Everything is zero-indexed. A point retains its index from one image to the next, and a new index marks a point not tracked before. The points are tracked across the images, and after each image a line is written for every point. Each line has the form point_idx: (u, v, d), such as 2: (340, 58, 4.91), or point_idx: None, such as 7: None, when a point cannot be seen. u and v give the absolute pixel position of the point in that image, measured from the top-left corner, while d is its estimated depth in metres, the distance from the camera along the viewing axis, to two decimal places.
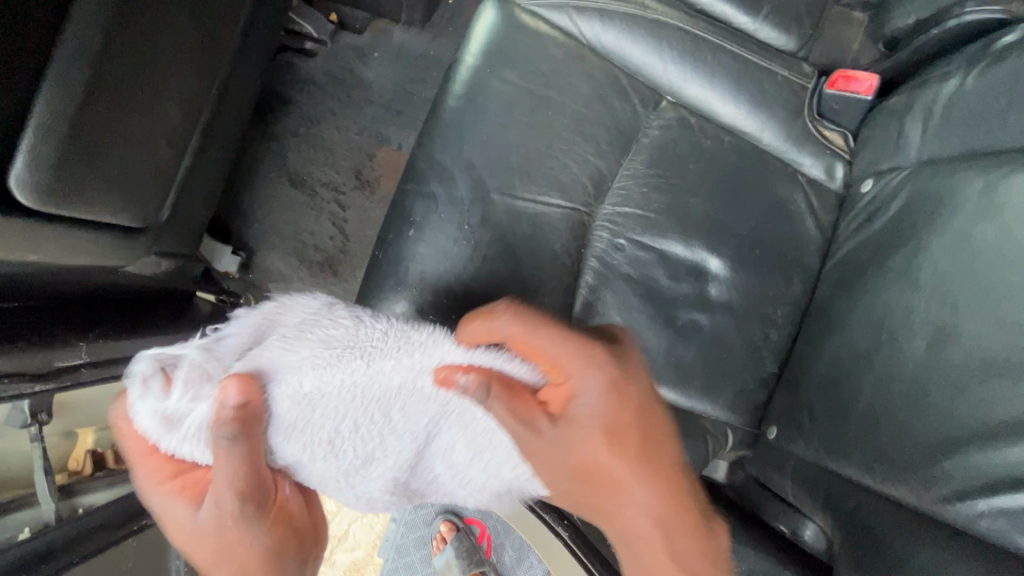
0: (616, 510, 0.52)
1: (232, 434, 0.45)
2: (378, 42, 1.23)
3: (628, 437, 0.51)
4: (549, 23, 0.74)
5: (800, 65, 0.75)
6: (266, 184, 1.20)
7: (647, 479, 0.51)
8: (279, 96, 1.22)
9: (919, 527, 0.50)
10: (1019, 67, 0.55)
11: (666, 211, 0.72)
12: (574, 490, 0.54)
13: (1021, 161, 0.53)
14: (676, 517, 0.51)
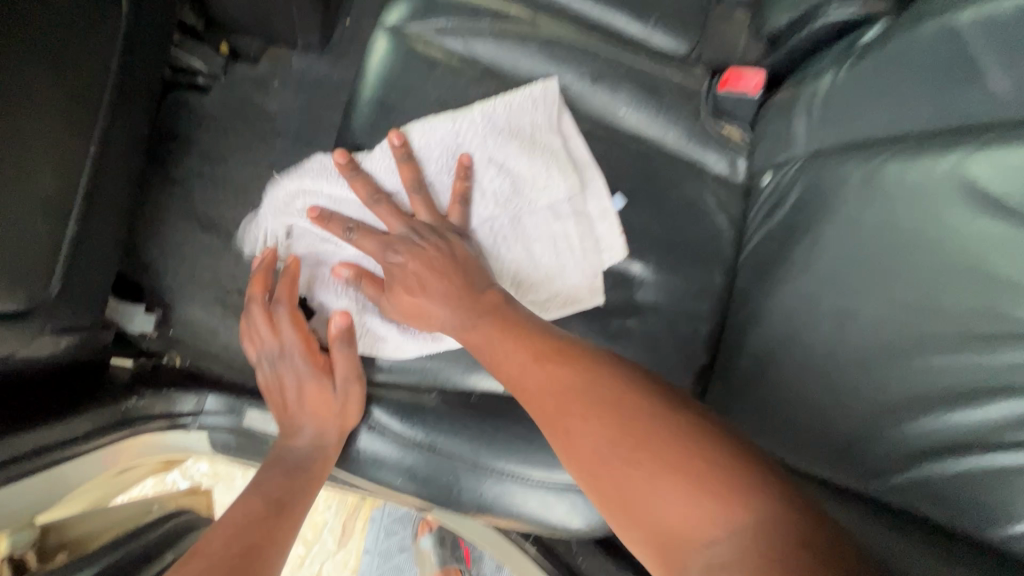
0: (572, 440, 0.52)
1: (347, 343, 0.73)
2: (276, 72, 1.18)
3: (548, 376, 0.56)
4: (444, 48, 0.74)
5: (691, 68, 0.77)
6: (173, 232, 1.12)
7: (598, 458, 0.50)
8: (174, 137, 1.14)
9: (849, 505, 0.51)
10: (879, 63, 0.59)
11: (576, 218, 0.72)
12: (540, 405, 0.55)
13: (894, 149, 0.57)
14: (651, 446, 0.47)
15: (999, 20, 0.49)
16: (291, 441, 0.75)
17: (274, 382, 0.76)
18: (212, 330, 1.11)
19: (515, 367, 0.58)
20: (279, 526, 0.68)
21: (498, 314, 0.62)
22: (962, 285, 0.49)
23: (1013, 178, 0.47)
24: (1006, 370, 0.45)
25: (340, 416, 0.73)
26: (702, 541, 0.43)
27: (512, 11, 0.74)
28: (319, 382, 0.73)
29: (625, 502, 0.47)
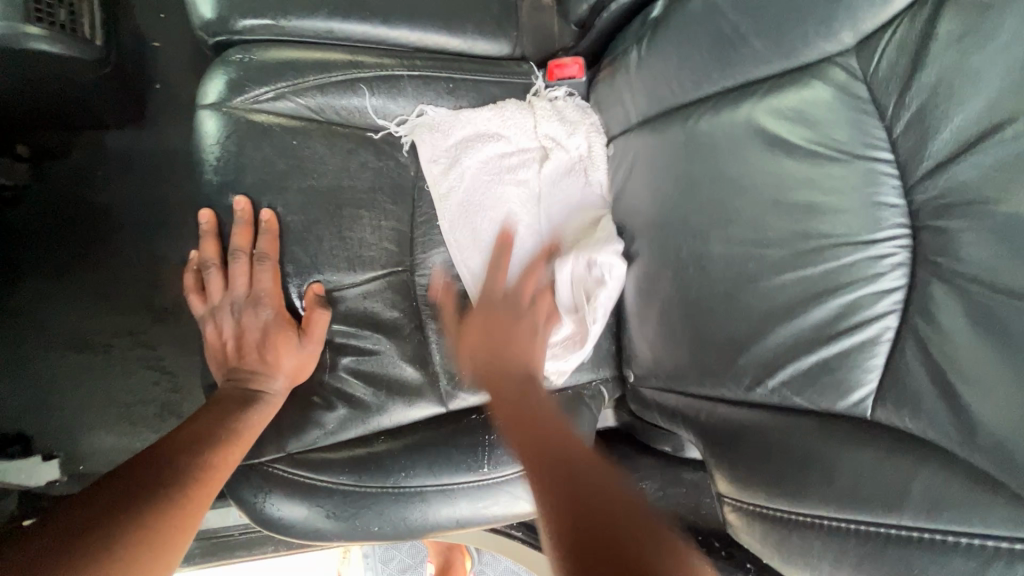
0: (542, 455, 0.53)
1: (281, 256, 0.73)
2: (95, 162, 1.06)
3: (532, 412, 0.60)
4: (277, 112, 0.72)
5: (518, 65, 0.80)
6: (45, 365, 1.03)
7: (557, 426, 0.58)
8: (6, 262, 1.04)
9: (755, 412, 0.59)
10: (669, 39, 0.65)
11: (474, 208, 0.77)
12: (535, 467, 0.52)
13: (702, 109, 0.64)
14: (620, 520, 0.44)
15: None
16: (243, 380, 0.71)
17: (230, 331, 0.73)
18: (126, 449, 1.04)
19: (520, 435, 0.58)
20: (215, 439, 0.65)
21: (526, 430, 0.58)
22: (777, 216, 0.58)
23: (789, 120, 0.57)
24: (821, 279, 0.55)
25: (297, 369, 0.73)
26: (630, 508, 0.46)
27: (335, 57, 0.72)
28: (281, 321, 0.72)
29: (565, 506, 0.46)
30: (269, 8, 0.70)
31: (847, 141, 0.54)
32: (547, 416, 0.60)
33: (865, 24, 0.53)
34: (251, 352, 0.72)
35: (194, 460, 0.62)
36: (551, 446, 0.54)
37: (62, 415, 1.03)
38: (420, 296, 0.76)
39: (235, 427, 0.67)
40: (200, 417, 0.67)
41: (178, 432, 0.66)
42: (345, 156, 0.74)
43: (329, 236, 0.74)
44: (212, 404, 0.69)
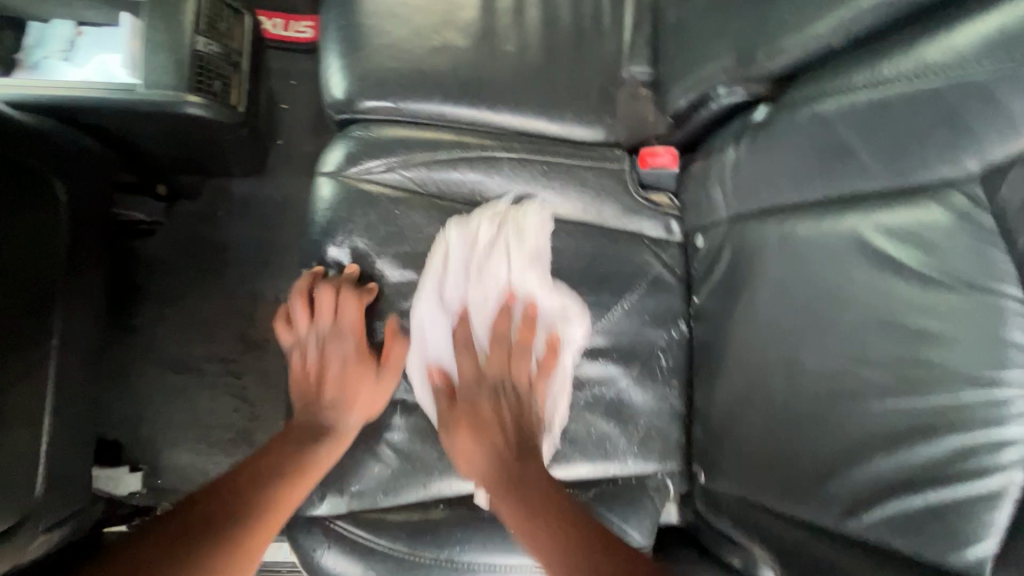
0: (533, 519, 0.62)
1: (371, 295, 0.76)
2: (217, 204, 1.18)
3: (528, 496, 0.64)
4: (383, 183, 0.78)
5: (611, 151, 0.82)
6: (146, 382, 1.14)
7: (560, 539, 0.59)
8: (129, 285, 1.15)
9: (841, 545, 0.55)
10: (771, 139, 0.65)
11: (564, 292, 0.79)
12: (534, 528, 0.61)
13: (805, 213, 0.63)
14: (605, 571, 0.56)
15: (860, 105, 0.57)
16: (320, 413, 0.74)
17: (314, 364, 0.77)
18: (202, 468, 1.12)
19: (514, 481, 0.66)
20: (290, 468, 0.69)
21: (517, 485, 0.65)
22: (879, 336, 0.55)
23: (901, 240, 0.55)
24: (936, 414, 0.50)
25: (370, 404, 0.74)
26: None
27: (442, 137, 0.78)
28: (366, 357, 0.76)
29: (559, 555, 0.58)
30: (392, 91, 0.77)
31: (969, 271, 0.50)
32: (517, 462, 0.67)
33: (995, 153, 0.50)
34: (330, 384, 0.75)
35: (251, 513, 0.64)
36: (524, 497, 0.64)
37: (151, 429, 1.13)
38: None
39: (300, 471, 0.69)
40: (282, 444, 0.71)
41: (242, 471, 0.68)
42: (437, 224, 0.78)
43: (414, 299, 0.78)
44: (298, 430, 0.73)
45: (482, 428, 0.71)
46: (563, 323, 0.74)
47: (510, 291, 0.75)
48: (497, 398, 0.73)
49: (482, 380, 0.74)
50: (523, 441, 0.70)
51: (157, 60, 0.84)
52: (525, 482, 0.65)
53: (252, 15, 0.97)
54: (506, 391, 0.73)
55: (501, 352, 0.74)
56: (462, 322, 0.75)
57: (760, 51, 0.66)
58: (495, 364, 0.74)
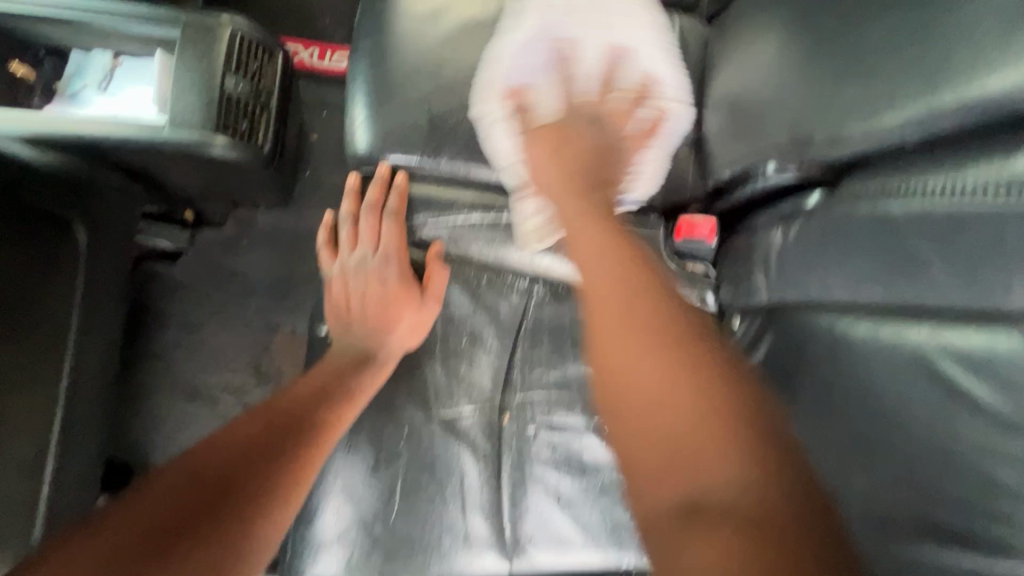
0: (621, 366, 0.48)
1: (431, 237, 0.77)
2: (242, 232, 1.17)
3: (628, 322, 0.50)
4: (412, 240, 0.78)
5: (643, 217, 0.78)
6: (159, 408, 1.13)
7: (722, 442, 0.42)
8: (151, 310, 1.15)
9: None
10: (823, 227, 0.59)
11: (581, 374, 0.76)
12: (617, 358, 0.49)
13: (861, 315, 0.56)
14: (692, 396, 0.44)
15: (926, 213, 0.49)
16: (357, 340, 0.75)
17: (355, 286, 0.78)
18: None
19: (610, 298, 0.53)
20: (326, 400, 0.70)
21: (624, 292, 0.53)
22: (946, 471, 0.49)
23: (972, 371, 0.47)
24: None
25: (412, 330, 0.75)
26: (781, 479, 0.40)
27: (465, 197, 0.75)
28: (408, 287, 0.76)
29: (633, 402, 0.47)
30: (418, 146, 0.73)
31: None
32: (613, 278, 0.54)
33: None
34: (372, 318, 0.76)
35: (285, 439, 0.65)
36: (640, 312, 0.51)
37: (161, 456, 1.12)
38: (503, 439, 0.75)
39: (331, 414, 0.69)
40: (317, 373, 0.72)
41: (288, 397, 0.69)
42: (462, 289, 0.76)
43: (433, 363, 0.76)
44: (334, 358, 0.74)
45: (623, 294, 0.52)
46: (659, 88, 0.74)
47: (615, 49, 0.74)
48: (570, 134, 0.72)
49: (584, 128, 0.73)
50: (600, 182, 0.69)
51: (187, 100, 0.83)
52: (671, 401, 0.45)
53: (284, 53, 0.95)
54: (598, 130, 0.73)
55: (549, 119, 0.74)
56: (526, 109, 0.74)
57: (817, 134, 0.57)
58: (586, 110, 0.74)
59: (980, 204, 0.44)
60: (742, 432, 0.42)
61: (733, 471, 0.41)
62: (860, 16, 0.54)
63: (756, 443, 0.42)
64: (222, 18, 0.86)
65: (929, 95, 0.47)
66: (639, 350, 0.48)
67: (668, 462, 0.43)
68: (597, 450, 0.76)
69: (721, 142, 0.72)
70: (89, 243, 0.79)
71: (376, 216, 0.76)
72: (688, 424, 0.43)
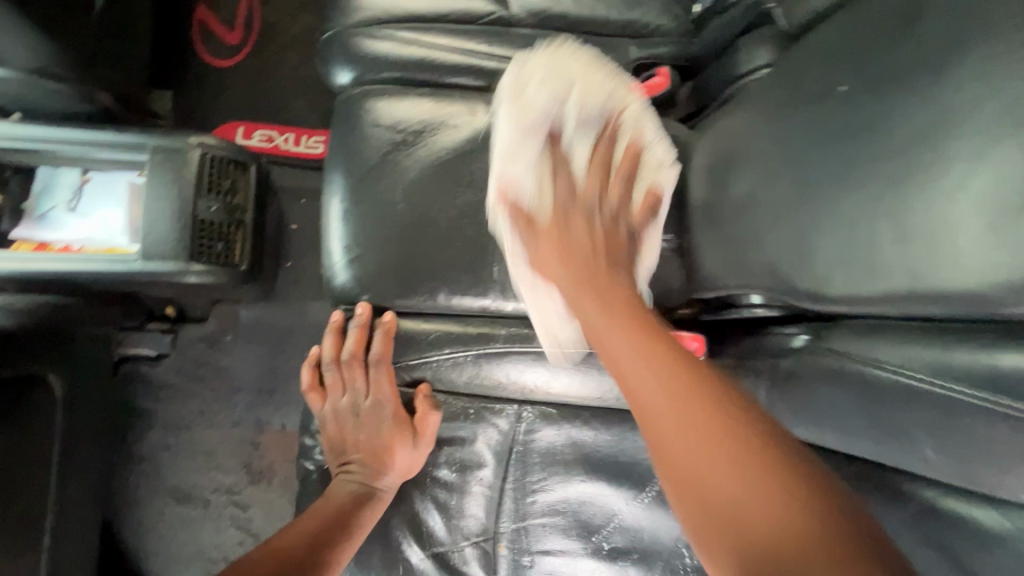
0: (653, 423, 0.47)
1: (415, 375, 0.75)
2: (227, 327, 1.15)
3: (691, 409, 0.46)
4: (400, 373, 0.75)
5: None
6: (151, 513, 1.11)
7: (770, 514, 0.39)
8: (136, 412, 1.13)
9: None
10: (813, 379, 0.56)
11: (579, 501, 0.72)
12: (674, 387, 0.48)
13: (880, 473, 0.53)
14: (742, 452, 0.42)
15: (915, 396, 0.47)
16: (349, 484, 0.72)
17: (344, 428, 0.76)
18: None
19: (643, 387, 0.50)
20: (329, 537, 0.66)
21: (687, 372, 0.49)
22: None
23: (971, 557, 0.46)
24: None
25: (407, 467, 0.74)
26: (846, 516, 0.38)
27: (450, 328, 0.72)
28: (400, 427, 0.73)
29: (661, 425, 0.47)
30: (396, 284, 0.71)
31: None
32: (718, 403, 0.46)
33: None
34: (366, 461, 0.73)
35: None
36: (688, 367, 0.49)
37: (156, 562, 1.10)
38: (499, 571, 0.73)
39: (318, 567, 0.64)
40: (318, 510, 0.69)
41: (290, 533, 0.67)
42: (452, 420, 0.74)
43: (423, 495, 0.75)
44: (331, 496, 0.71)
45: (673, 374, 0.49)
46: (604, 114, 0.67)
47: (553, 131, 0.66)
48: (596, 245, 0.63)
49: (576, 194, 0.66)
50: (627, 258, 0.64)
51: (159, 229, 0.81)
52: (727, 471, 0.42)
53: (256, 163, 0.93)
54: (596, 176, 0.66)
55: (582, 181, 0.67)
56: (550, 146, 0.66)
57: (799, 286, 0.56)
58: (585, 157, 0.67)
59: (970, 399, 0.43)
60: (786, 454, 0.42)
61: (819, 533, 0.37)
62: (834, 171, 0.52)
63: (801, 464, 0.41)
64: (191, 138, 0.84)
65: (908, 279, 0.46)
66: (658, 406, 0.47)
67: (734, 473, 0.41)
68: (597, 569, 0.72)
69: (706, 263, 0.70)
70: (62, 392, 0.81)
71: (357, 360, 0.74)
72: (737, 462, 0.42)
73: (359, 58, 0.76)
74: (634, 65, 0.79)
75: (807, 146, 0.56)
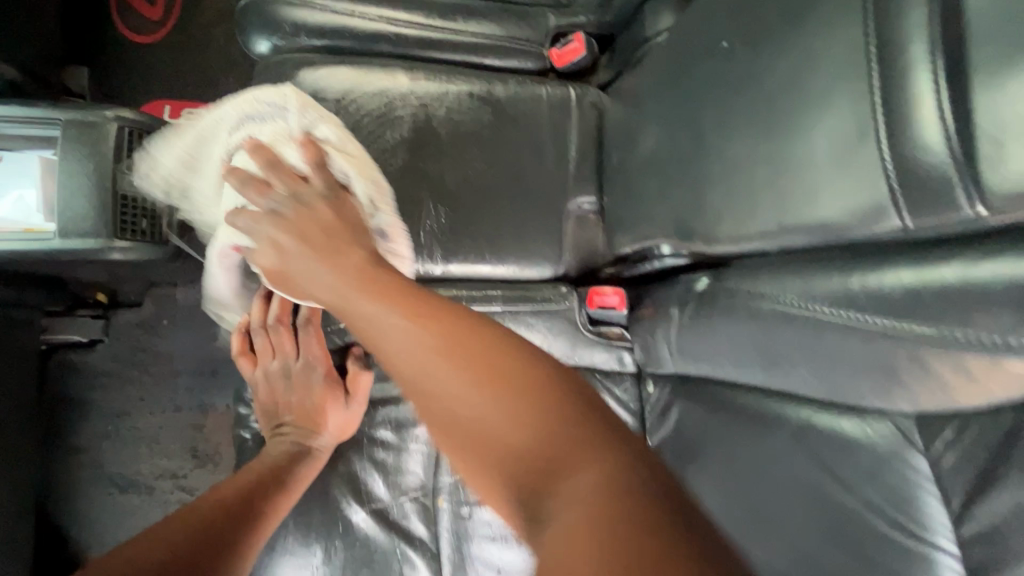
0: (419, 389, 0.43)
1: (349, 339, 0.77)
2: (163, 312, 1.13)
3: (467, 367, 0.42)
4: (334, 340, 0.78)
5: (555, 287, 0.78)
6: (92, 502, 1.09)
7: (560, 466, 0.36)
8: (69, 402, 1.10)
9: None
10: (713, 316, 0.61)
11: None
12: (439, 344, 0.43)
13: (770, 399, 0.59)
14: (522, 410, 0.39)
15: (792, 321, 0.51)
16: (285, 444, 0.73)
17: (277, 392, 0.76)
18: None
19: (406, 342, 0.44)
20: (271, 487, 0.69)
21: (456, 334, 0.43)
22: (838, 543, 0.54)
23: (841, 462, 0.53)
24: None
25: (342, 428, 0.75)
26: (626, 459, 0.36)
27: None
28: (334, 389, 0.75)
29: (430, 390, 0.42)
30: None
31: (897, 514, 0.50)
32: (494, 355, 0.42)
33: (925, 401, 0.46)
34: (300, 423, 0.74)
35: (234, 526, 0.64)
36: (456, 322, 0.45)
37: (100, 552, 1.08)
38: (439, 522, 0.75)
39: (256, 514, 0.66)
40: (258, 466, 0.71)
41: (229, 486, 0.69)
42: (386, 383, 0.78)
43: (360, 455, 0.76)
44: (270, 454, 0.72)
45: (449, 336, 0.44)
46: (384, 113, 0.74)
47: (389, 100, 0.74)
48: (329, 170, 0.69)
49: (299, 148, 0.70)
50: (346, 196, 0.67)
51: (77, 205, 0.79)
52: (511, 432, 0.38)
53: None
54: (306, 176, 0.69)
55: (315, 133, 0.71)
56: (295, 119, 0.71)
57: (698, 231, 0.60)
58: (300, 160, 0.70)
59: (827, 317, 0.48)
60: (558, 402, 0.39)
61: (592, 484, 0.34)
62: (722, 122, 0.57)
63: (573, 408, 0.39)
64: (106, 112, 0.82)
65: (779, 214, 0.51)
66: (428, 365, 0.43)
67: (501, 436, 0.39)
68: None
69: (623, 219, 0.74)
70: None
71: (286, 324, 0.75)
72: (517, 422, 0.39)
73: (273, 24, 0.75)
74: (552, 34, 0.83)
75: (700, 98, 0.60)
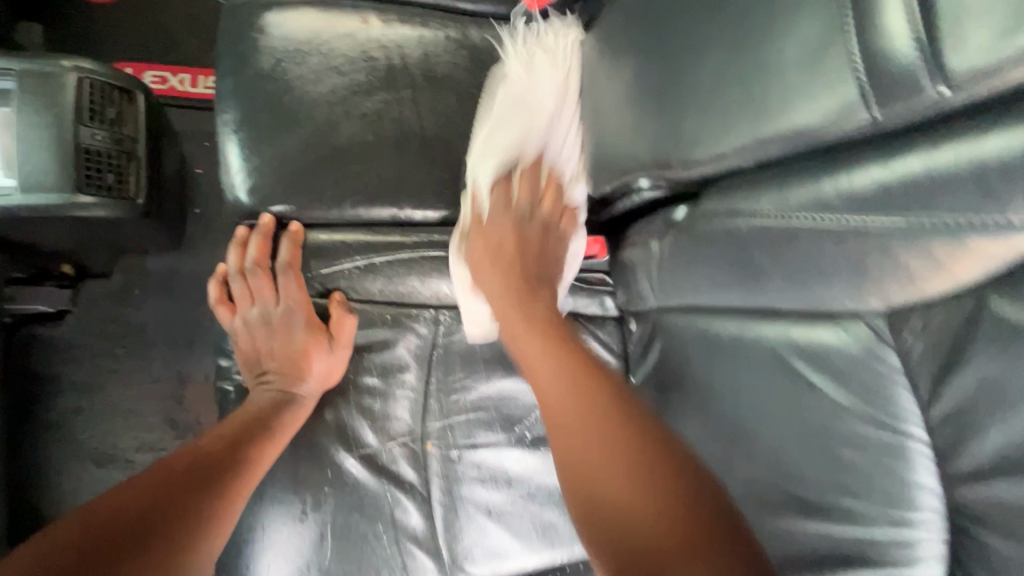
0: (549, 410, 0.61)
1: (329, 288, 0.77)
2: (135, 282, 1.10)
3: (586, 411, 0.59)
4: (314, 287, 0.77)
5: None
6: (69, 479, 1.06)
7: (640, 506, 0.50)
8: (40, 378, 1.06)
9: None
10: (692, 242, 0.62)
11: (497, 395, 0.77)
12: (574, 410, 0.60)
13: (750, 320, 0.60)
14: (631, 468, 0.53)
15: (769, 232, 0.53)
16: (265, 392, 0.73)
17: (258, 339, 0.76)
18: None
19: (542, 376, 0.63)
20: (249, 439, 0.67)
21: (593, 388, 0.61)
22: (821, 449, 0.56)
23: (821, 369, 0.55)
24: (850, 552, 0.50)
25: (325, 375, 0.75)
26: (714, 539, 0.47)
27: (356, 238, 0.75)
28: (314, 335, 0.74)
29: (561, 433, 0.59)
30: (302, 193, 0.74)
31: (874, 411, 0.52)
32: (622, 415, 0.58)
33: (896, 296, 0.48)
34: (282, 370, 0.74)
35: (212, 479, 0.63)
36: (590, 392, 0.60)
37: None
38: (429, 467, 0.75)
39: (235, 464, 0.65)
40: (236, 419, 0.70)
41: (209, 441, 0.67)
42: (370, 330, 0.77)
43: (347, 402, 0.76)
44: (252, 406, 0.71)
45: (581, 394, 0.61)
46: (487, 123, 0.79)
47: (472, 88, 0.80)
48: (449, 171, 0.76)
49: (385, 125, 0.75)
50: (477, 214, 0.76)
51: (37, 159, 0.76)
52: (616, 474, 0.53)
53: (146, 92, 0.88)
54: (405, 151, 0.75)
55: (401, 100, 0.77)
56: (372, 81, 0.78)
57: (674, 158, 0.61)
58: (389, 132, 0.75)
59: (805, 223, 0.50)
60: (666, 478, 0.52)
61: (665, 533, 0.48)
62: (695, 42, 0.58)
63: (676, 485, 0.51)
64: (64, 61, 0.78)
65: (754, 125, 0.52)
66: (557, 398, 0.61)
67: (597, 466, 0.55)
68: (521, 458, 0.77)
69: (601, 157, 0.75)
70: None
71: (264, 270, 0.75)
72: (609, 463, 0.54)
73: None
74: None
75: (673, 21, 0.60)
